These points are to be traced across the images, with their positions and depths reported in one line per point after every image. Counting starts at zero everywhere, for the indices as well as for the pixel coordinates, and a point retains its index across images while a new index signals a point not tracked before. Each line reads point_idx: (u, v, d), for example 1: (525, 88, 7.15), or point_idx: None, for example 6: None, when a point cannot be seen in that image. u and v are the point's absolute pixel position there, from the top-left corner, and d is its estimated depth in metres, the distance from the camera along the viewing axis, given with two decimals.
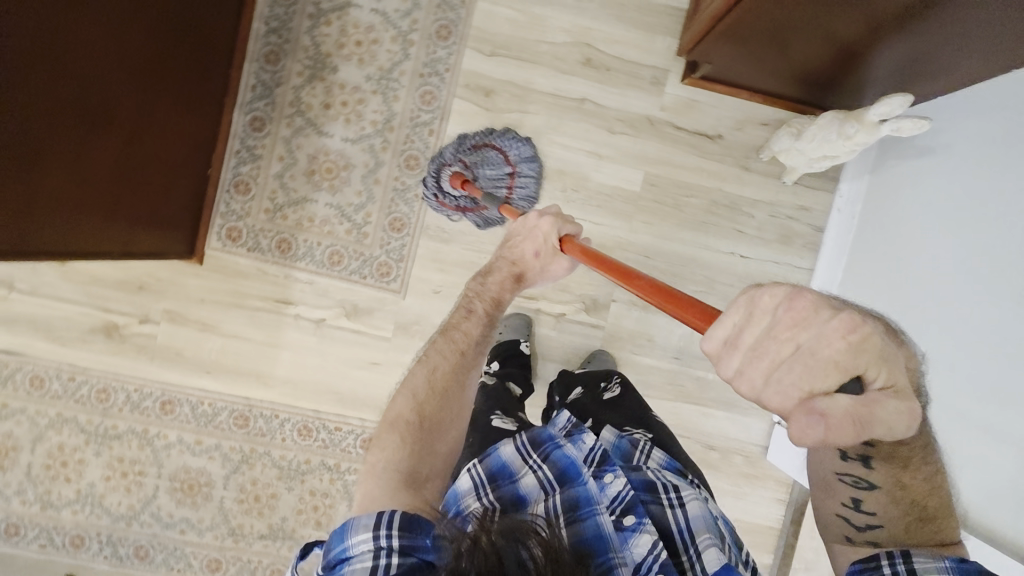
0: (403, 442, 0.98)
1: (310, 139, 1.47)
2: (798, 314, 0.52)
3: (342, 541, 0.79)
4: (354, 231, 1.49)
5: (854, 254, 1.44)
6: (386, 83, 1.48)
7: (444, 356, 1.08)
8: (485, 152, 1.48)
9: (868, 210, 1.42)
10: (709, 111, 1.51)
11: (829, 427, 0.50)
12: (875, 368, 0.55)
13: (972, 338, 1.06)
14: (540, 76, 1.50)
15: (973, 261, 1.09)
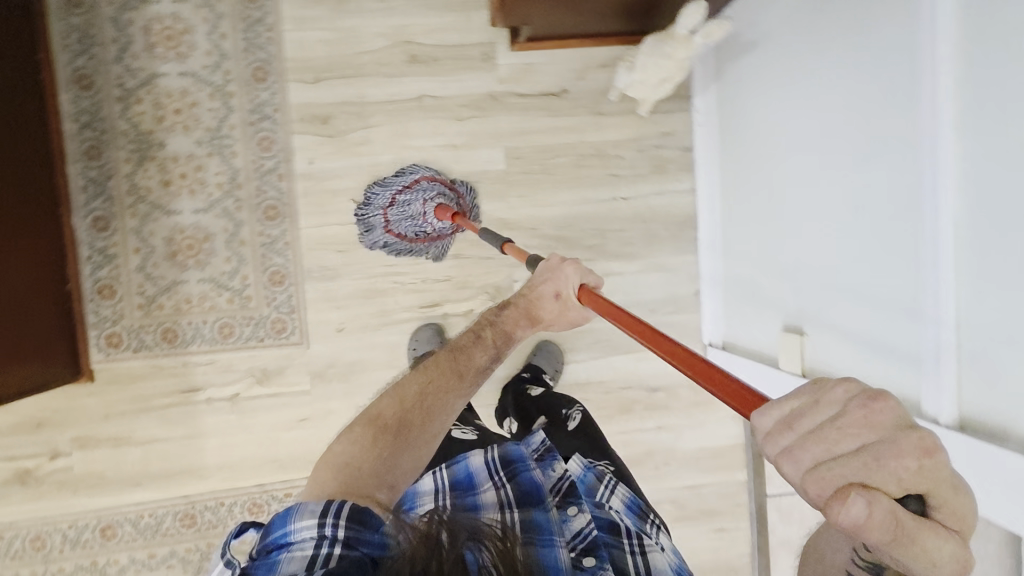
0: (376, 443, 0.88)
1: (160, 222, 1.42)
2: (873, 414, 0.45)
3: (282, 524, 0.69)
4: (236, 297, 1.45)
5: (725, 165, 1.45)
6: (219, 142, 1.42)
7: (441, 370, 1.01)
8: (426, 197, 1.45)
9: (725, 120, 1.43)
10: (546, 70, 1.49)
11: (867, 519, 0.42)
12: (948, 493, 0.44)
13: (828, 210, 1.07)
14: (370, 87, 1.46)
15: (813, 136, 1.10)
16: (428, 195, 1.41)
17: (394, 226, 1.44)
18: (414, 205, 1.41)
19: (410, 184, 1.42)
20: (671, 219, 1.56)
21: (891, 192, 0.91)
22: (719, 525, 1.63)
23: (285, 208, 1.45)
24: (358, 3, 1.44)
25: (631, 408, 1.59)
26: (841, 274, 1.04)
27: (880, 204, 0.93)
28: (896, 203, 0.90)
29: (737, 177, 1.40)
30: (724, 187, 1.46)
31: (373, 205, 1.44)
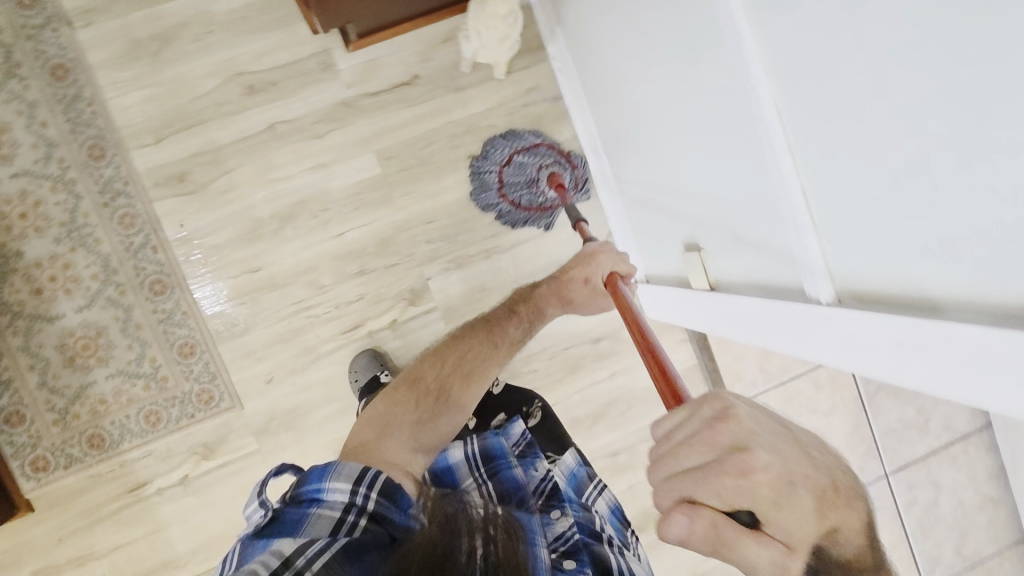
0: (419, 403, 0.98)
1: (46, 331, 1.35)
2: (709, 436, 0.55)
3: (320, 479, 0.79)
4: (152, 382, 1.40)
5: (593, 102, 1.41)
6: (78, 233, 1.35)
7: (479, 343, 1.08)
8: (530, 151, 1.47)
9: (581, 57, 1.37)
10: (391, 60, 1.44)
11: (690, 530, 0.53)
12: (771, 510, 0.53)
13: (682, 115, 1.03)
14: (218, 131, 1.39)
15: (646, 46, 1.06)
16: (540, 162, 1.45)
17: (507, 191, 1.46)
18: (530, 168, 1.45)
19: (528, 146, 1.47)
20: None
21: (723, 91, 0.87)
22: None
23: (172, 278, 1.39)
24: (175, 50, 1.36)
25: (581, 365, 1.58)
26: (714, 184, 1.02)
27: (720, 105, 0.90)
28: (731, 100, 0.86)
29: (608, 112, 1.35)
30: (601, 124, 1.41)
31: (488, 164, 1.45)
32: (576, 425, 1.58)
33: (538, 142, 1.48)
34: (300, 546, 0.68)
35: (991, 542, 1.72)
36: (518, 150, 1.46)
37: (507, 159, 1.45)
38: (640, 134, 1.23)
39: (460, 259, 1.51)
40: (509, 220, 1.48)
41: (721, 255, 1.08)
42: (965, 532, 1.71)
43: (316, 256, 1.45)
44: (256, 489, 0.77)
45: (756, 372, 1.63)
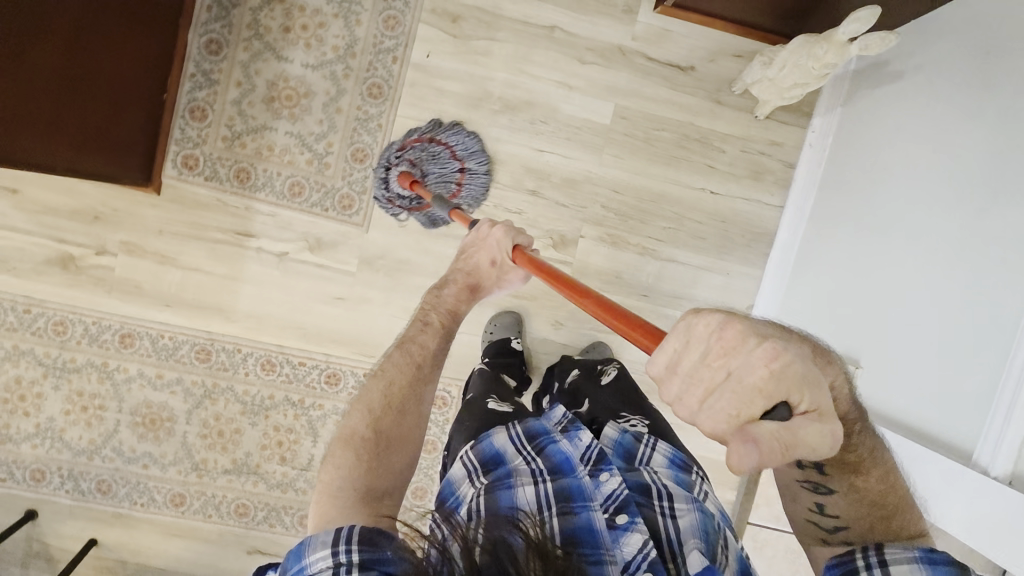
0: (359, 459, 0.92)
1: (269, 65, 1.43)
2: (728, 341, 0.51)
3: (298, 556, 0.76)
4: (316, 160, 1.46)
5: (824, 186, 1.43)
6: (348, 6, 1.43)
7: (400, 373, 1.04)
8: (431, 147, 1.43)
9: (838, 148, 1.41)
10: (682, 41, 1.47)
11: (763, 452, 0.47)
12: (804, 391, 0.51)
13: (931, 252, 1.06)
14: (508, 2, 1.44)
15: (936, 176, 1.08)
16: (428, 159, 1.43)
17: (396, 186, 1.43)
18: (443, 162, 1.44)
19: (414, 143, 1.42)
20: (751, 229, 1.54)
21: (1013, 245, 0.90)
22: None
23: (390, 91, 1.45)
24: None
25: None
26: (925, 317, 1.04)
27: (998, 257, 0.93)
28: (1017, 256, 0.89)
29: (830, 207, 1.38)
30: (814, 215, 1.44)
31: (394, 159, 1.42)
32: None
33: (426, 134, 1.43)
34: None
35: None
36: (408, 146, 1.42)
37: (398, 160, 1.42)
38: (855, 240, 1.26)
39: (616, 238, 1.53)
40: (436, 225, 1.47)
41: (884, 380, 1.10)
42: None
43: (509, 155, 1.49)
44: None
45: None
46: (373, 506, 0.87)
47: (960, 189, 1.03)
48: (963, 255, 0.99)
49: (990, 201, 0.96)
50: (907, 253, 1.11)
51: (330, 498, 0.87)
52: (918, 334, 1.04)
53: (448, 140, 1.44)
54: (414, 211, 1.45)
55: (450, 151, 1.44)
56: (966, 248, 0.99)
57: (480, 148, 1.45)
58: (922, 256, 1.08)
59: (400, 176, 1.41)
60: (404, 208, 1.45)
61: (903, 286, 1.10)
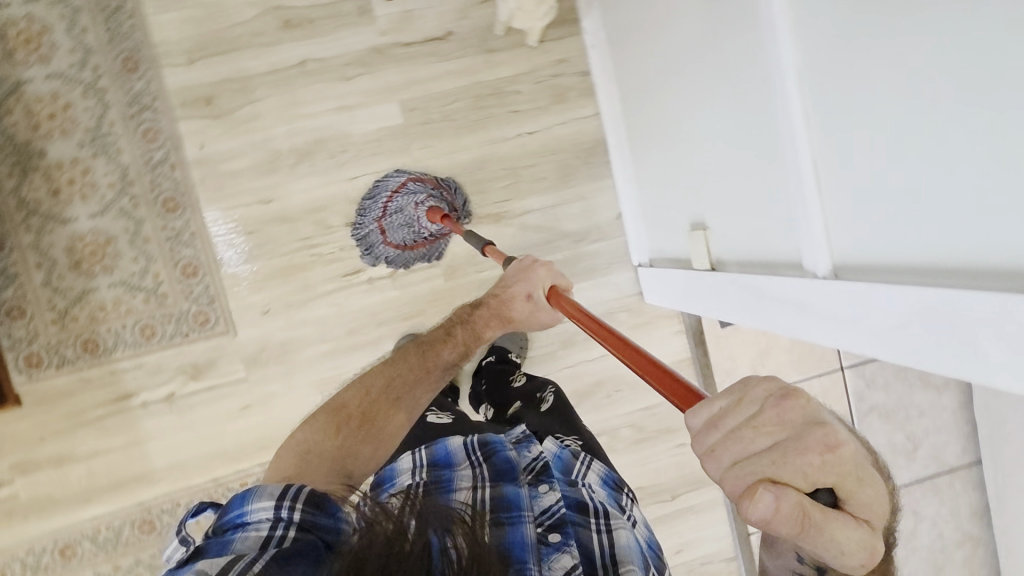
0: (335, 433, 0.97)
1: (57, 232, 1.39)
2: (782, 414, 0.53)
3: (239, 502, 0.75)
4: (152, 296, 1.43)
5: (618, 75, 1.41)
6: (101, 141, 1.38)
7: (404, 375, 1.09)
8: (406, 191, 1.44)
9: (614, 39, 1.38)
10: (427, 14, 1.44)
11: (782, 511, 0.50)
12: (851, 486, 0.53)
13: (703, 91, 1.05)
14: (249, 60, 1.41)
15: (679, 19, 1.07)
16: (416, 200, 1.42)
17: (392, 238, 1.46)
18: (407, 209, 1.43)
19: (398, 188, 1.42)
20: (581, 147, 1.54)
21: (749, 61, 0.90)
22: (680, 441, 1.65)
23: (185, 198, 1.42)
24: None
25: (573, 340, 1.58)
26: (726, 161, 1.04)
27: (742, 80, 0.93)
28: (756, 69, 0.89)
29: (632, 96, 1.37)
30: (625, 109, 1.42)
31: (366, 219, 1.44)
32: None
33: (414, 175, 1.44)
34: (221, 567, 0.63)
35: None
36: (393, 193, 1.42)
37: (382, 211, 1.43)
38: (659, 115, 1.25)
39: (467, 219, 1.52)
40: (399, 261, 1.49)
41: (724, 234, 1.11)
42: (937, 565, 1.72)
43: (328, 197, 1.46)
44: (176, 528, 0.77)
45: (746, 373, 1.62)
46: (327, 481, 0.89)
47: (698, 21, 1.02)
48: (722, 90, 0.99)
49: (718, 30, 0.96)
50: (690, 109, 1.11)
51: (297, 454, 0.93)
52: (728, 179, 1.05)
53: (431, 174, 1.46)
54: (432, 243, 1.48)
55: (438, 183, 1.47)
56: (721, 82, 0.99)
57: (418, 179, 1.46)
58: (700, 105, 1.07)
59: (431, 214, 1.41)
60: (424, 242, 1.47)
61: (699, 139, 1.10)
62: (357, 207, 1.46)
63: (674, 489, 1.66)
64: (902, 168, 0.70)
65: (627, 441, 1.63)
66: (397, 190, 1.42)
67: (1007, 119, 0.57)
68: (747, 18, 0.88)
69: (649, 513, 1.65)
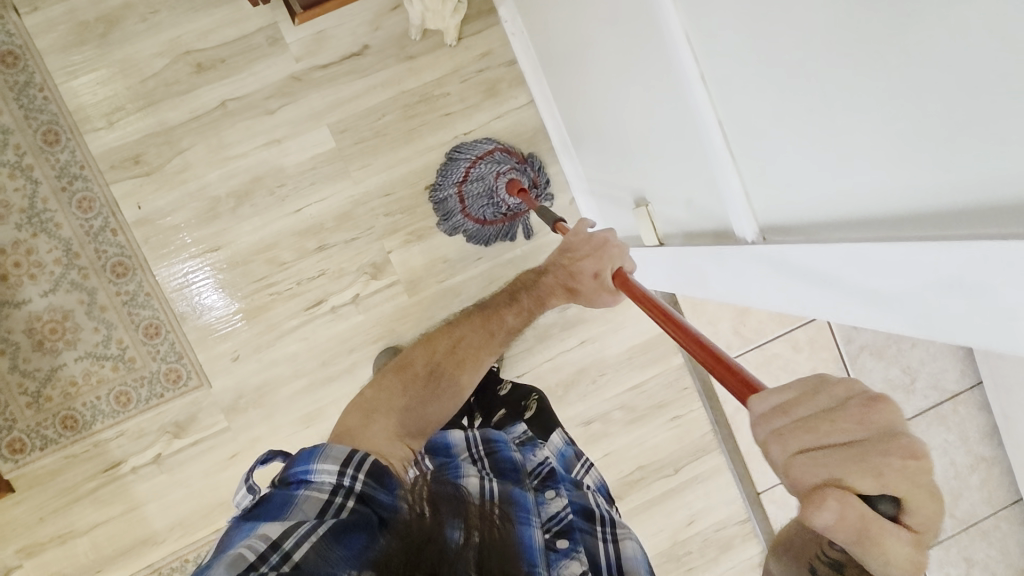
0: (405, 390, 1.01)
1: (14, 316, 1.39)
2: (864, 414, 0.50)
3: (307, 460, 0.83)
4: (120, 363, 1.43)
5: (539, 58, 1.37)
6: (39, 219, 1.37)
7: (472, 338, 1.12)
8: (481, 164, 1.44)
9: (531, 25, 1.33)
10: (339, 32, 1.40)
11: (844, 517, 0.49)
12: (917, 499, 0.51)
13: (616, 70, 1.04)
14: (169, 111, 1.38)
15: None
16: (500, 168, 1.44)
17: (471, 209, 1.46)
18: (488, 177, 1.44)
19: (485, 154, 1.44)
20: (522, 137, 1.49)
21: (649, 36, 0.88)
22: (673, 414, 1.64)
23: (133, 260, 1.41)
24: (124, 30, 1.36)
25: (549, 334, 1.56)
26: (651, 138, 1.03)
27: (647, 55, 0.91)
28: (656, 43, 0.87)
29: (557, 82, 1.34)
30: (555, 95, 1.38)
31: (446, 183, 1.44)
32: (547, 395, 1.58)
33: (502, 145, 1.46)
34: (285, 529, 0.70)
35: (986, 504, 1.71)
36: (477, 159, 1.44)
37: (464, 176, 1.44)
38: (585, 98, 1.23)
39: (420, 231, 1.49)
40: (480, 238, 1.48)
41: (666, 208, 1.10)
42: (956, 493, 1.70)
43: (275, 234, 1.44)
44: (244, 476, 0.82)
45: (728, 336, 1.59)
46: (392, 439, 0.92)
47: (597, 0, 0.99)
48: (633, 66, 0.97)
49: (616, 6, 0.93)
50: (610, 89, 1.09)
51: (369, 405, 0.97)
52: (658, 154, 1.04)
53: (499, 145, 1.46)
54: (508, 219, 1.48)
55: (507, 153, 1.46)
56: (630, 59, 0.97)
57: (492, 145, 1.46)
58: (618, 84, 1.06)
59: (509, 183, 1.43)
60: (507, 219, 1.48)
61: (624, 116, 1.09)
62: (440, 169, 1.45)
63: (676, 461, 1.65)
64: (800, 131, 0.69)
65: (620, 423, 1.62)
66: (482, 156, 1.44)
67: (875, 79, 0.56)
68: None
69: (655, 490, 1.64)
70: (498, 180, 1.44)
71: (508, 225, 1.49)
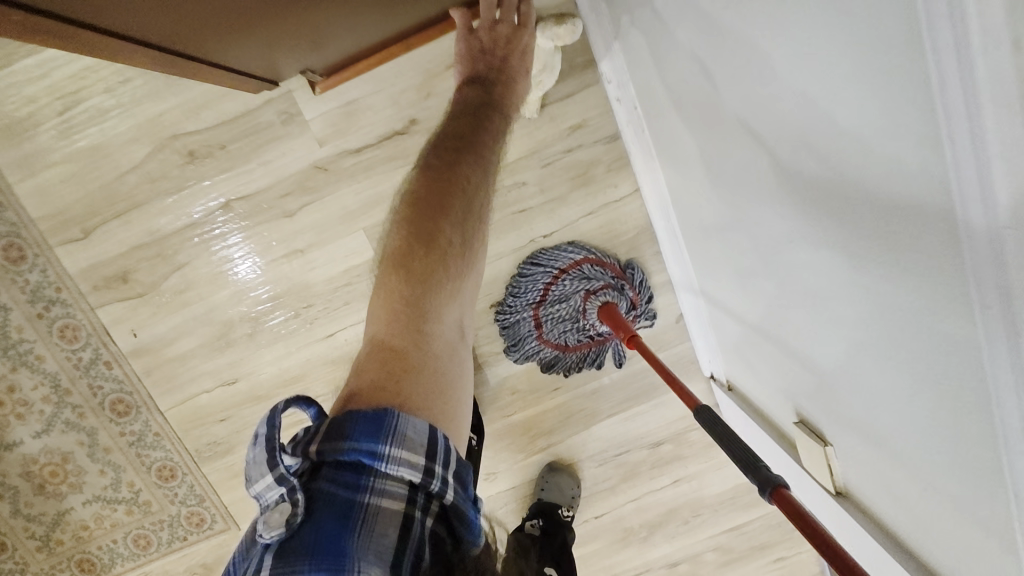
0: (437, 291, 0.63)
1: (7, 458, 1.18)
2: None
3: (378, 441, 0.51)
4: (134, 506, 1.23)
5: (664, 161, 0.95)
6: (16, 351, 1.10)
7: (480, 169, 0.69)
8: (566, 280, 1.07)
9: (658, 128, 0.92)
10: (375, 103, 1.00)
11: None
12: None
13: (814, 292, 0.60)
14: (158, 215, 1.04)
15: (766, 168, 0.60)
16: (591, 286, 1.05)
17: (548, 335, 1.09)
18: (574, 299, 1.06)
19: (569, 267, 1.07)
20: (621, 239, 1.09)
21: (842, 276, 0.52)
22: (778, 556, 1.35)
23: (135, 396, 1.15)
24: (88, 108, 0.99)
25: (636, 471, 1.26)
26: (836, 383, 0.65)
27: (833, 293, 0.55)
28: (856, 298, 0.52)
29: (694, 209, 0.91)
30: (684, 216, 0.97)
31: (519, 305, 1.09)
32: (628, 535, 1.32)
33: (595, 255, 1.07)
34: None
35: None
36: (559, 275, 1.07)
37: (541, 295, 1.08)
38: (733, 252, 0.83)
39: (482, 356, 1.16)
40: (559, 366, 1.14)
41: (859, 468, 0.71)
42: None
43: (302, 363, 1.14)
44: (268, 453, 0.49)
45: None
46: (451, 352, 0.64)
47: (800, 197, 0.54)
48: (806, 284, 0.61)
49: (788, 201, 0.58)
50: (768, 274, 0.72)
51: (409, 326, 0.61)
52: (846, 406, 0.66)
53: (592, 254, 1.07)
54: (597, 346, 1.12)
55: (601, 264, 1.07)
56: (804, 273, 0.61)
57: (586, 254, 1.07)
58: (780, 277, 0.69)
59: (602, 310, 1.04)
60: (595, 345, 1.12)
61: (813, 342, 0.66)
62: (510, 284, 1.09)
63: None
64: None
65: (713, 565, 1.35)
66: (567, 269, 1.07)
67: None
68: (820, 210, 0.51)
69: None
70: (587, 305, 1.05)
71: (596, 352, 1.13)
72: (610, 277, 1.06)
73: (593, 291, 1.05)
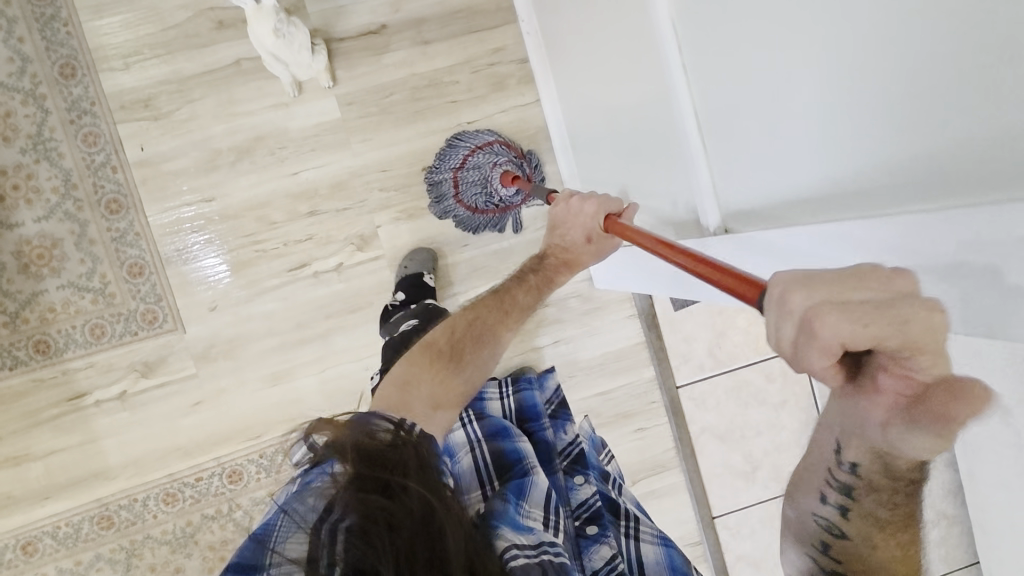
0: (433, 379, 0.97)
1: (5, 236, 1.41)
2: None
3: None
4: (99, 296, 1.44)
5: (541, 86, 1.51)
6: (43, 146, 1.41)
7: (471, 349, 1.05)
8: (480, 154, 1.47)
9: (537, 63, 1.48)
10: (359, 9, 1.46)
11: None
12: None
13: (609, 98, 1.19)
14: (185, 60, 1.43)
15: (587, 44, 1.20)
16: (497, 159, 1.47)
17: (464, 196, 1.49)
18: (484, 168, 1.47)
19: (484, 144, 1.48)
20: (524, 134, 1.54)
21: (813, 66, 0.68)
22: (638, 425, 1.66)
23: (127, 199, 1.44)
24: None
25: (523, 327, 1.59)
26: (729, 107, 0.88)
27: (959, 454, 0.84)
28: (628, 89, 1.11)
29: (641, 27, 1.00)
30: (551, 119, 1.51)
31: (443, 167, 1.48)
32: None
33: (503, 139, 1.49)
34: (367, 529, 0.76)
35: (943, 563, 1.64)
36: (476, 149, 1.48)
37: (461, 163, 1.48)
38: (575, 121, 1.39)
39: (412, 209, 1.53)
40: (470, 225, 1.52)
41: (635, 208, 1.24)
42: None
43: (269, 192, 1.48)
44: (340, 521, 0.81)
45: (702, 354, 1.61)
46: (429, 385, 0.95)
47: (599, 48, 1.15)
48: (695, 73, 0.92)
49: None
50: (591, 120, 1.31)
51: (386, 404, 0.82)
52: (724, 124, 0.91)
53: (501, 138, 1.49)
54: (500, 211, 1.51)
55: (506, 146, 1.49)
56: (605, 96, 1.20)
57: (497, 138, 1.49)
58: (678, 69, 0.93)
59: (503, 175, 1.45)
60: (499, 211, 1.51)
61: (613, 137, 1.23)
62: (438, 153, 1.49)
63: (633, 472, 1.67)
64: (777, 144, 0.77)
65: None
66: (482, 146, 1.48)
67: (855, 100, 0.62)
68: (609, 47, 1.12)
69: None
70: (494, 172, 1.46)
71: (498, 218, 1.53)
72: (511, 155, 1.48)
73: (497, 162, 1.47)
